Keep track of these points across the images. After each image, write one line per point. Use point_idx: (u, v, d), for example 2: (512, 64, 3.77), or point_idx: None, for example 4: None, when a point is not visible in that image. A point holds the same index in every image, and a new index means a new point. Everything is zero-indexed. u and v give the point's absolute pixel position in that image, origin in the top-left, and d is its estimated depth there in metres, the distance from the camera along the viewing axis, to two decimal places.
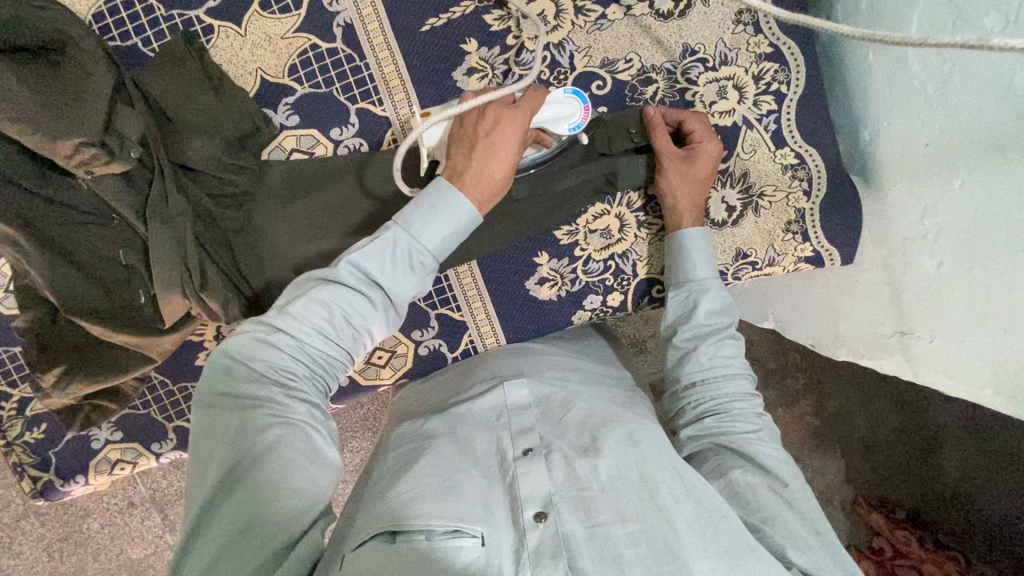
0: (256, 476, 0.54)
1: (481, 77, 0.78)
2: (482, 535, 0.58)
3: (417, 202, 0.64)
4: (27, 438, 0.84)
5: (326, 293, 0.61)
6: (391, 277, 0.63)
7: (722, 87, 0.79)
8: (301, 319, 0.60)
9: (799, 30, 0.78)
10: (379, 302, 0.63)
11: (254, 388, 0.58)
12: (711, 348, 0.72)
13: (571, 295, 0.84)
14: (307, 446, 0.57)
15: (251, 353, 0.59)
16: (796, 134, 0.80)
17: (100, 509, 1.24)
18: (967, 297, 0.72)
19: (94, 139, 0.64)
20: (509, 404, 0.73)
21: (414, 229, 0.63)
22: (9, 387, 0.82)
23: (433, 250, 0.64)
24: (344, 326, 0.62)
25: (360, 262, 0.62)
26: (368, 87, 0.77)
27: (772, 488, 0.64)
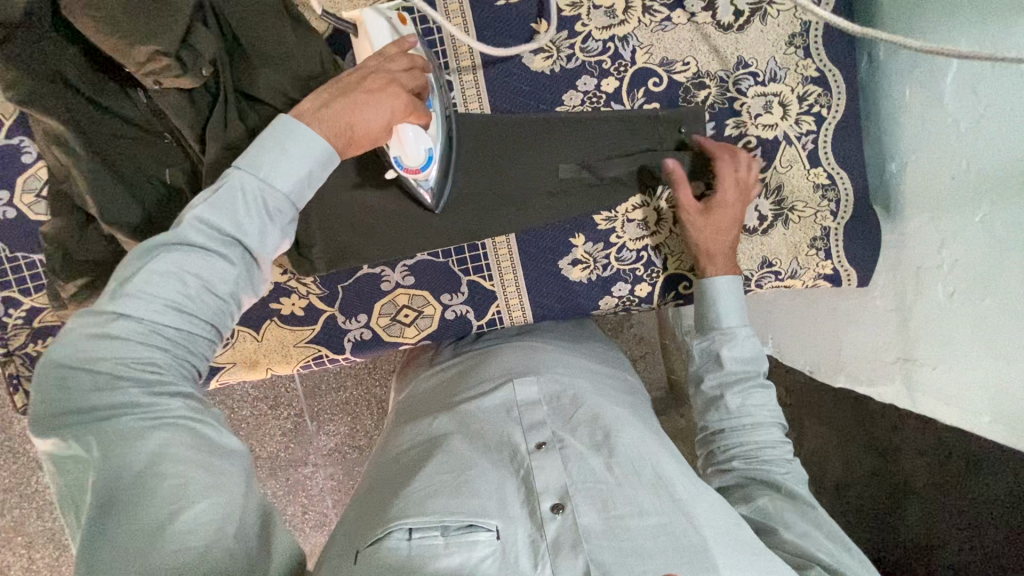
0: (145, 486, 0.46)
1: (546, 58, 0.81)
2: (497, 528, 0.59)
3: (268, 146, 0.56)
4: (30, 349, 0.81)
5: (171, 257, 0.50)
6: (248, 225, 0.53)
7: (769, 102, 0.84)
8: (147, 297, 0.49)
9: (844, 60, 0.83)
10: (239, 260, 0.53)
11: (111, 396, 0.48)
12: (738, 396, 0.75)
13: (601, 279, 0.86)
14: (194, 433, 0.49)
15: (93, 355, 0.48)
16: (830, 157, 0.85)
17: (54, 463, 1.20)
18: (976, 324, 0.77)
19: (169, 50, 0.65)
20: (519, 399, 0.73)
21: (265, 172, 0.54)
22: (20, 295, 0.80)
23: (292, 193, 0.56)
24: (204, 295, 0.52)
25: (204, 215, 0.52)
26: (437, 49, 0.80)
27: (802, 511, 0.68)
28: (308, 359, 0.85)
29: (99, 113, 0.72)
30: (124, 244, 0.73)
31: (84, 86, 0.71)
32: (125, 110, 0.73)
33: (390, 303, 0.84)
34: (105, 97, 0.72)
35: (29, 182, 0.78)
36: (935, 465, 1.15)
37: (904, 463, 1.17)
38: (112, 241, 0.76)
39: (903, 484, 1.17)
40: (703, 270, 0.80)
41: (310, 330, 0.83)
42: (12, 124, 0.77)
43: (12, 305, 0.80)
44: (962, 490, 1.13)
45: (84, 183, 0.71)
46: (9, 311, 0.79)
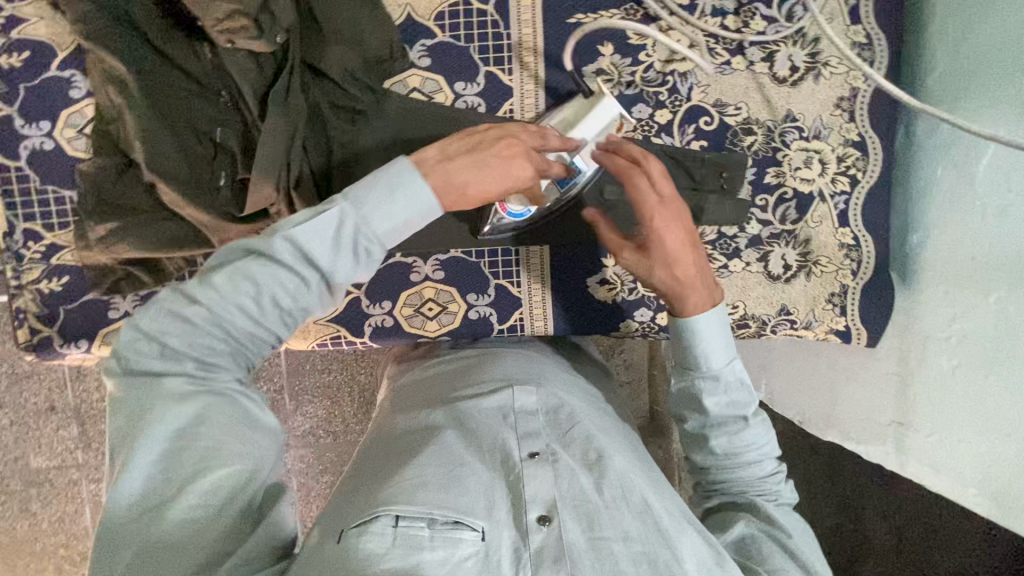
0: (183, 448, 0.50)
1: (607, 80, 0.83)
2: (482, 529, 0.58)
3: (393, 193, 0.56)
4: (42, 286, 0.79)
5: (256, 263, 0.52)
6: (330, 258, 0.54)
7: (810, 157, 0.86)
8: (223, 298, 0.51)
9: (884, 130, 0.87)
10: (314, 283, 0.54)
11: (169, 363, 0.51)
12: (723, 437, 0.70)
13: (625, 302, 0.87)
14: (233, 412, 0.53)
15: (162, 326, 0.51)
16: (859, 219, 0.88)
17: (16, 405, 1.26)
18: (977, 398, 0.81)
19: (249, 11, 0.65)
20: (516, 407, 0.72)
21: (365, 211, 0.54)
22: (43, 230, 0.78)
23: (383, 239, 0.55)
24: (271, 308, 0.53)
25: (299, 237, 0.52)
26: (504, 54, 0.81)
27: (778, 537, 0.66)
28: (325, 338, 0.84)
29: (158, 60, 0.71)
30: (164, 194, 0.72)
31: (151, 33, 0.70)
32: (186, 61, 0.72)
33: (417, 294, 0.84)
34: (169, 46, 0.71)
35: (73, 117, 0.76)
36: (894, 528, 1.18)
37: (866, 523, 1.19)
38: (148, 189, 0.75)
39: (860, 541, 1.19)
40: (683, 303, 0.70)
41: (331, 309, 0.83)
42: (67, 57, 0.76)
43: (33, 238, 0.78)
44: (914, 553, 1.17)
45: (135, 129, 0.70)
46: (29, 244, 0.78)
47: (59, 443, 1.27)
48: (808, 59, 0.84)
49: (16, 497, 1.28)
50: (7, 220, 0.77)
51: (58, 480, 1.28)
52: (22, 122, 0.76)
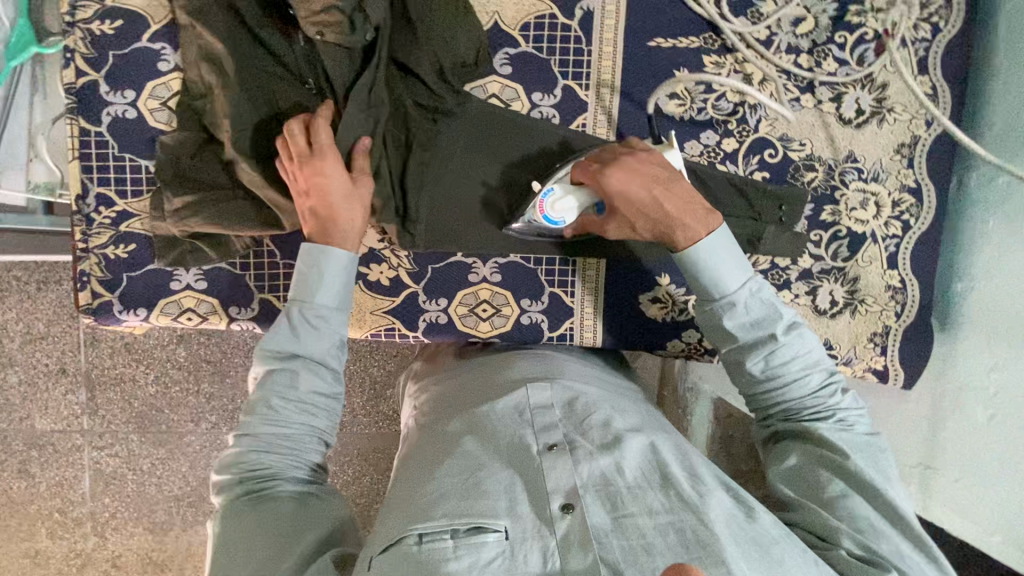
0: (263, 524, 0.62)
1: (680, 104, 0.84)
2: (505, 529, 0.61)
3: (308, 261, 0.69)
4: (109, 251, 0.80)
5: (263, 391, 0.67)
6: (300, 342, 0.68)
7: (866, 199, 0.89)
8: (259, 425, 0.66)
9: (940, 179, 0.89)
10: (301, 369, 0.67)
11: (233, 507, 0.64)
12: (763, 362, 0.72)
13: (675, 322, 0.88)
14: (293, 505, 0.63)
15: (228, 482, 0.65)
16: (907, 263, 0.90)
17: (27, 364, 1.26)
18: (1009, 448, 0.82)
19: (345, 8, 0.68)
20: (532, 404, 0.74)
21: (308, 294, 0.69)
22: (115, 196, 0.79)
23: (332, 305, 0.69)
24: (285, 407, 0.67)
25: (283, 339, 0.68)
26: (583, 70, 0.82)
27: (832, 462, 0.69)
28: (380, 328, 0.85)
29: (251, 42, 0.73)
30: (242, 173, 0.73)
31: (248, 15, 0.72)
32: (277, 45, 0.73)
33: (473, 294, 0.85)
34: (263, 29, 0.73)
35: (157, 88, 0.77)
36: None
37: None
38: (226, 168, 0.76)
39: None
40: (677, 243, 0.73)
41: (388, 301, 0.84)
42: (158, 29, 0.76)
43: (105, 203, 0.79)
44: None
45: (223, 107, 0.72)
46: (100, 208, 0.79)
47: (64, 406, 1.27)
48: (875, 103, 0.87)
49: (18, 456, 1.28)
50: (81, 183, 0.78)
51: (62, 443, 1.28)
52: (107, 88, 0.77)
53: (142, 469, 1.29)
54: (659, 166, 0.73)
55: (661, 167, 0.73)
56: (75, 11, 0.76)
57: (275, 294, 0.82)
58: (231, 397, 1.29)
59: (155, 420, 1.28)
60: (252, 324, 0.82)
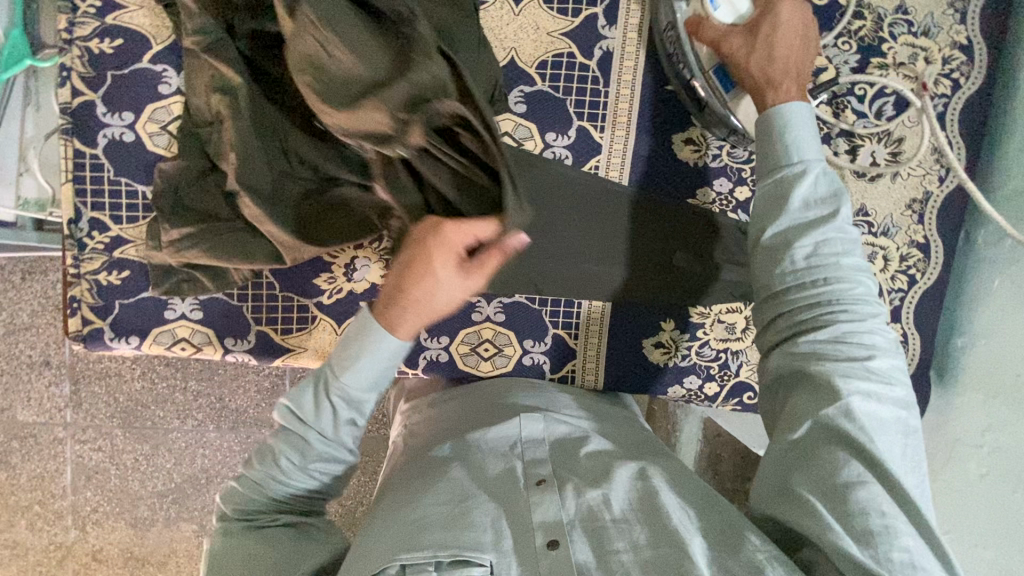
0: (254, 555, 0.64)
1: (694, 150, 0.83)
2: (490, 563, 0.60)
3: (351, 345, 0.64)
4: (101, 277, 0.77)
5: (274, 443, 0.66)
6: (324, 419, 0.65)
7: (874, 252, 0.88)
8: (263, 470, 0.67)
9: (948, 235, 0.89)
10: (319, 445, 0.66)
11: (230, 529, 0.66)
12: (809, 255, 0.63)
13: (677, 367, 0.88)
14: (290, 543, 0.66)
15: (229, 504, 0.68)
16: (911, 317, 0.90)
17: (10, 356, 1.23)
18: (1001, 511, 0.83)
19: None
20: (523, 436, 0.73)
21: (341, 373, 0.64)
22: (109, 221, 0.76)
23: (365, 391, 0.66)
24: (296, 468, 0.67)
25: (303, 406, 0.65)
26: (599, 112, 0.81)
27: (848, 423, 0.58)
28: None
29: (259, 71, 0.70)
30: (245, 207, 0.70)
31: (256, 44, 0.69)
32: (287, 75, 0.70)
33: (476, 333, 0.84)
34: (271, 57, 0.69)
35: (157, 112, 0.74)
36: None
37: None
38: (226, 200, 0.73)
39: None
40: (765, 100, 0.68)
41: None
42: (160, 50, 0.73)
43: (98, 228, 0.76)
44: None
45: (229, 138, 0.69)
46: (93, 233, 0.76)
47: (48, 401, 1.24)
48: (889, 157, 0.86)
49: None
50: (74, 206, 0.75)
51: (43, 437, 1.25)
52: (103, 109, 0.74)
53: (126, 466, 1.27)
54: (812, 37, 0.69)
55: (804, 25, 0.69)
56: (73, 27, 0.72)
57: (273, 325, 0.80)
58: (218, 401, 1.27)
59: (141, 416, 1.26)
60: (248, 356, 0.80)
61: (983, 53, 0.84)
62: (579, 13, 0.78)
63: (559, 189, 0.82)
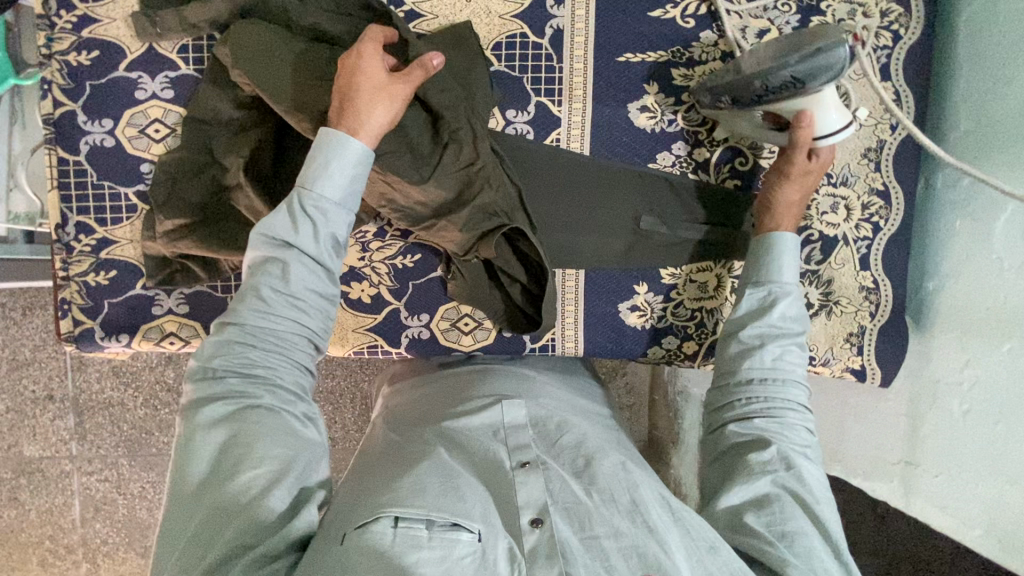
0: (238, 438, 0.57)
1: (650, 117, 0.86)
2: (479, 532, 0.58)
3: (315, 152, 0.64)
4: (89, 279, 0.80)
5: (245, 293, 0.61)
6: (302, 226, 0.62)
7: (836, 203, 0.91)
8: (241, 326, 0.60)
9: (907, 181, 0.91)
10: (304, 245, 0.62)
11: (219, 384, 0.59)
12: (778, 350, 0.73)
13: (655, 329, 0.89)
14: (279, 416, 0.59)
15: (211, 364, 0.60)
16: (880, 263, 0.92)
17: (13, 391, 1.25)
18: (986, 445, 0.83)
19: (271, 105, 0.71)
20: (506, 421, 0.74)
21: (314, 183, 0.63)
22: (94, 224, 0.79)
23: (337, 198, 0.64)
24: (277, 299, 0.61)
25: (276, 232, 0.62)
26: (555, 86, 0.84)
27: (800, 495, 0.66)
28: (363, 345, 0.86)
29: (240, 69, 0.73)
30: (240, 200, 0.75)
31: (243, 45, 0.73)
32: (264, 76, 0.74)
33: (453, 309, 0.86)
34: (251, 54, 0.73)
35: (134, 117, 0.78)
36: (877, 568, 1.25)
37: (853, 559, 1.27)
38: (216, 192, 0.77)
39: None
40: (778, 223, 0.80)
41: (368, 319, 0.85)
42: (134, 59, 0.78)
43: (84, 232, 0.79)
44: None
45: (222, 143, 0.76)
46: (79, 236, 0.79)
47: (53, 432, 1.26)
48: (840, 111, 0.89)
49: (9, 483, 1.27)
50: (60, 212, 0.79)
51: (49, 469, 1.27)
52: (83, 118, 0.78)
53: (132, 492, 1.28)
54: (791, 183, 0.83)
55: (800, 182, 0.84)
56: (51, 43, 0.77)
57: None
58: None
59: (146, 443, 1.27)
60: None
61: (919, 5, 0.88)
62: None
63: (530, 165, 0.85)
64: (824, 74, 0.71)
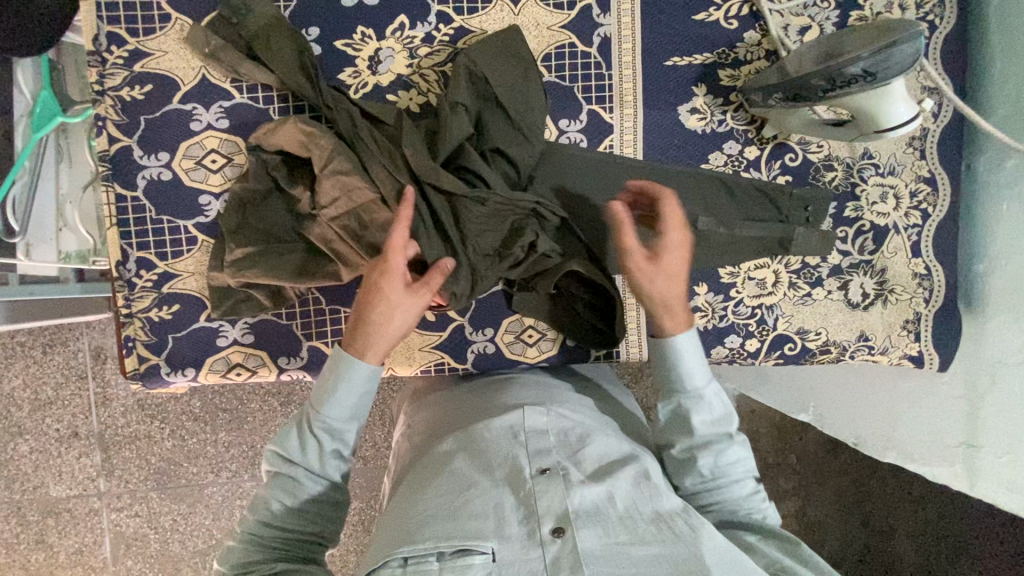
0: None
1: (700, 118, 0.87)
2: (493, 550, 0.59)
3: (327, 373, 0.70)
4: (152, 314, 0.79)
5: (262, 494, 0.68)
6: (304, 457, 0.69)
7: (885, 192, 0.92)
8: (255, 524, 0.67)
9: (952, 167, 0.92)
10: (310, 462, 0.69)
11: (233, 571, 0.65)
12: (711, 459, 0.72)
13: (716, 329, 0.90)
14: (288, 569, 0.65)
15: (226, 566, 0.66)
16: (931, 249, 0.93)
17: (37, 432, 1.23)
18: None
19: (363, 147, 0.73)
20: (528, 426, 0.72)
21: (316, 406, 0.69)
22: (156, 258, 0.79)
23: (340, 422, 0.70)
24: (288, 505, 0.68)
25: (286, 446, 0.69)
26: (605, 94, 0.85)
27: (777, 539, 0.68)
28: (429, 364, 0.86)
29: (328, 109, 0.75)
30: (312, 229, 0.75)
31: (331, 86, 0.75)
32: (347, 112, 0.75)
33: (518, 322, 0.86)
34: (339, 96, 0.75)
35: (191, 149, 0.78)
36: (921, 550, 1.27)
37: (897, 546, 1.28)
38: (286, 219, 0.77)
39: (893, 560, 1.28)
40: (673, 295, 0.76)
41: (435, 336, 0.85)
42: (188, 90, 0.77)
43: (145, 267, 0.78)
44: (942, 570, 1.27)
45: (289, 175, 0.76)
46: (141, 272, 0.78)
47: (82, 473, 1.24)
48: None
49: (35, 525, 1.24)
50: (120, 249, 0.78)
51: (78, 510, 1.24)
52: (140, 152, 0.77)
53: (164, 527, 1.26)
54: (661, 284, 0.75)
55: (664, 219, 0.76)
56: (103, 79, 0.76)
57: (323, 339, 0.82)
58: (249, 444, 1.26)
59: (173, 475, 1.25)
60: (302, 372, 0.82)
61: None
62: (573, 4, 0.83)
63: (587, 173, 0.85)
64: (895, 68, 0.70)
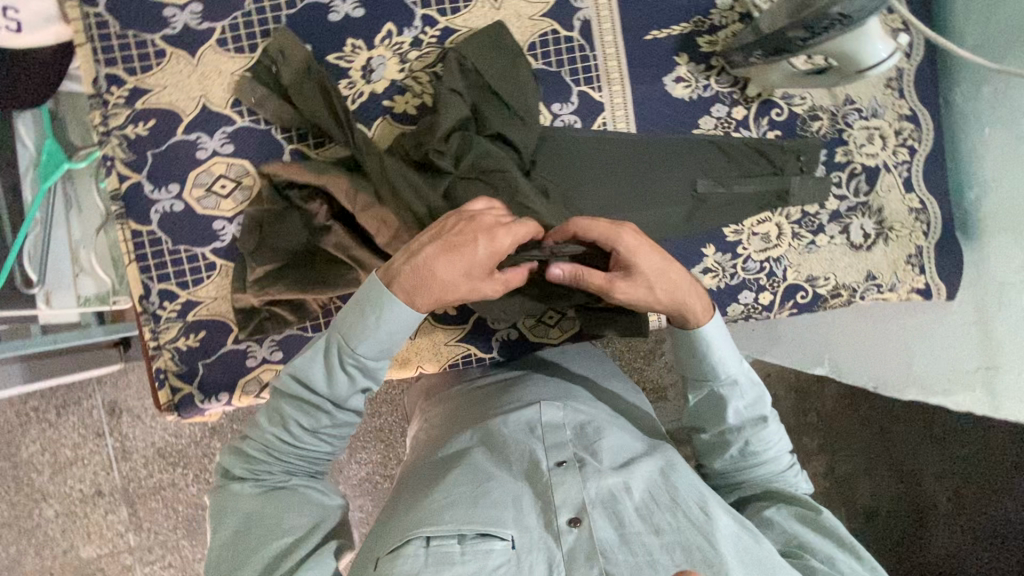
0: (262, 513, 0.63)
1: (686, 86, 0.90)
2: (512, 538, 0.60)
3: (357, 308, 0.64)
4: (180, 343, 0.80)
5: (273, 409, 0.65)
6: (329, 385, 0.64)
7: (871, 134, 0.95)
8: (264, 438, 0.65)
9: (930, 103, 0.96)
10: (334, 393, 0.65)
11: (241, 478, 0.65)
12: (743, 439, 0.72)
13: (730, 286, 0.93)
14: (302, 497, 0.65)
15: (231, 464, 0.66)
16: (922, 184, 0.96)
17: (60, 494, 1.20)
18: None
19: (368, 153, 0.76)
20: (544, 420, 0.71)
21: (344, 333, 0.64)
22: (177, 288, 0.80)
23: (367, 358, 0.65)
24: (306, 434, 0.66)
25: (306, 373, 0.64)
26: (592, 74, 0.88)
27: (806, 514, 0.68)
28: (457, 357, 0.88)
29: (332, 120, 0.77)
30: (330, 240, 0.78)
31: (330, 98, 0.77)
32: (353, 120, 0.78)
33: None
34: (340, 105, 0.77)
35: (199, 176, 0.79)
36: (949, 485, 1.29)
37: (926, 487, 1.29)
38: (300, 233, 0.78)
39: (926, 499, 1.29)
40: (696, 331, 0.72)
41: (459, 329, 0.87)
42: (191, 120, 0.79)
43: (168, 298, 0.79)
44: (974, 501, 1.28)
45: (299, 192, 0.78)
46: (164, 303, 0.79)
47: (109, 529, 1.21)
48: None
49: None
50: (142, 283, 0.79)
51: (110, 567, 1.22)
52: (150, 186, 0.78)
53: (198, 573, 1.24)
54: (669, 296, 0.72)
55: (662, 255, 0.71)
56: (107, 120, 0.77)
57: None
58: None
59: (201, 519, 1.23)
60: None
61: None
62: None
63: (586, 151, 0.87)
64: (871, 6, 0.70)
